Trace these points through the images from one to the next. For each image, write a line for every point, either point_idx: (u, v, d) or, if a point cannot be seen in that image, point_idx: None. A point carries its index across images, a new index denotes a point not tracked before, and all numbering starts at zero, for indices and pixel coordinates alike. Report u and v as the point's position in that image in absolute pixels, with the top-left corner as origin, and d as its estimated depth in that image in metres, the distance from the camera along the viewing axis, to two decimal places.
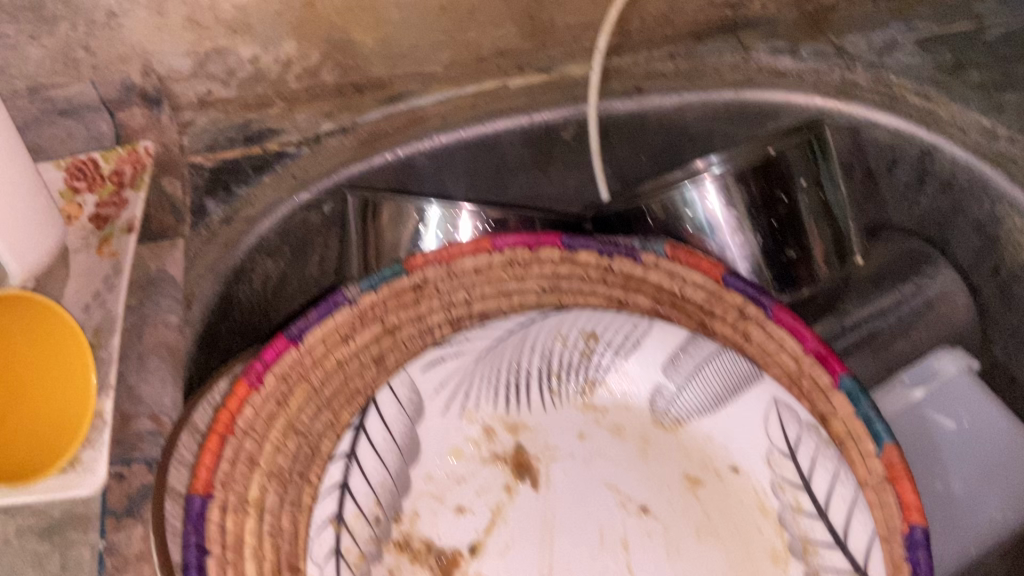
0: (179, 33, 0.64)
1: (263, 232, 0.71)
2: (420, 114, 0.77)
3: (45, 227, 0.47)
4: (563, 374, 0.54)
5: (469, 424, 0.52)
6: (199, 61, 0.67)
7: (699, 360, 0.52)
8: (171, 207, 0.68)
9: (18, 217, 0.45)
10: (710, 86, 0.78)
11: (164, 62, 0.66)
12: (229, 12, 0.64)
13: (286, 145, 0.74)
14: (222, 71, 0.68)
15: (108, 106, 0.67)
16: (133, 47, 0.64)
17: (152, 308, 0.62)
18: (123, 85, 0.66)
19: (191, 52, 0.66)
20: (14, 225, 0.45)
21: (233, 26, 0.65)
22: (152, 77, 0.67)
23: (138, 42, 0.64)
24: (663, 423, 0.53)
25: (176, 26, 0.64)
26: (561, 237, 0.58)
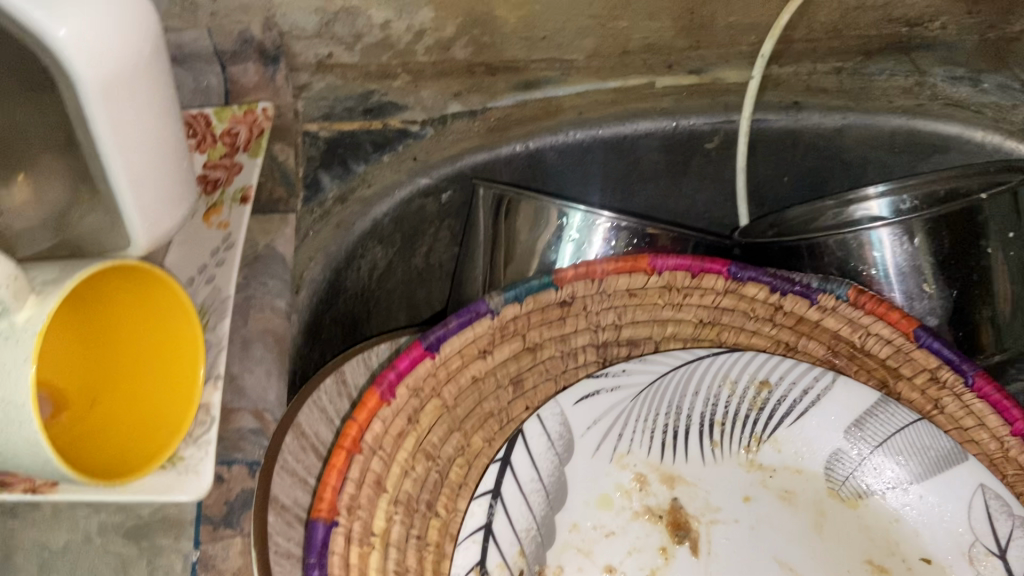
0: None
1: (379, 217, 0.64)
2: (555, 104, 0.70)
3: (160, 159, 0.38)
4: (727, 423, 0.47)
5: (619, 470, 0.46)
6: (326, 20, 0.61)
7: (891, 429, 0.46)
8: (281, 176, 0.62)
9: (153, 162, 0.38)
10: (873, 109, 0.71)
11: (289, 17, 0.60)
12: None
13: (409, 123, 0.67)
14: (348, 33, 0.62)
15: (221, 59, 0.61)
16: None
17: (259, 289, 0.56)
18: (242, 38, 0.60)
19: (320, 9, 0.60)
20: (131, 133, 0.35)
21: None
22: (273, 32, 0.61)
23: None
24: (841, 494, 0.46)
25: None
26: (729, 266, 0.51)
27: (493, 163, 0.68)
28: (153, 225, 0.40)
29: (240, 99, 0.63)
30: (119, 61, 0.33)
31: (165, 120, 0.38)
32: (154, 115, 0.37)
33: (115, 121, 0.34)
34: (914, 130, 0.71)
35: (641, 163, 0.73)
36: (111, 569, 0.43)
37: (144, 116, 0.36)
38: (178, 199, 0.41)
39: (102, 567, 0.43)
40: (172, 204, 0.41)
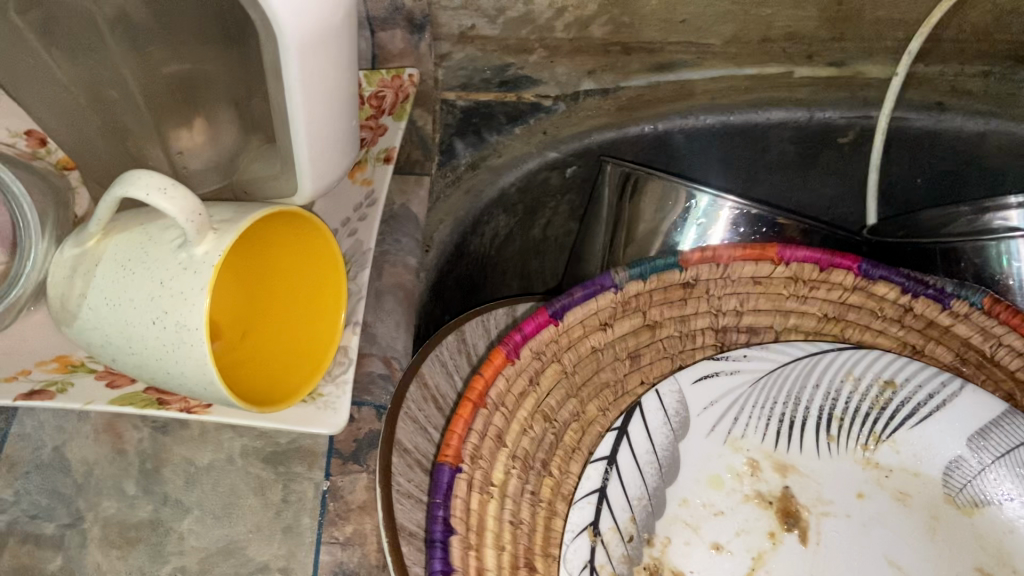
0: None
1: (506, 186, 0.66)
2: (687, 88, 0.70)
3: (334, 112, 0.41)
4: (845, 419, 0.47)
5: (732, 453, 0.46)
6: None
7: (1015, 441, 0.45)
8: (419, 139, 0.65)
9: (328, 116, 0.41)
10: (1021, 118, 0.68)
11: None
12: None
13: (543, 98, 0.69)
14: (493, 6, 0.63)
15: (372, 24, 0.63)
16: None
17: (393, 247, 0.58)
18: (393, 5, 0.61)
19: None
20: (317, 88, 0.38)
21: None
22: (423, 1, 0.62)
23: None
24: (958, 502, 0.46)
25: None
26: (860, 263, 0.51)
27: (621, 143, 0.70)
28: (319, 169, 0.43)
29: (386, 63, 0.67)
30: (320, 21, 0.35)
31: (344, 78, 0.40)
32: (337, 71, 0.39)
33: (306, 78, 0.37)
34: None
35: (769, 154, 0.73)
36: (250, 489, 0.47)
37: (329, 73, 0.38)
38: (342, 147, 0.44)
39: (242, 487, 0.47)
40: (336, 150, 0.44)
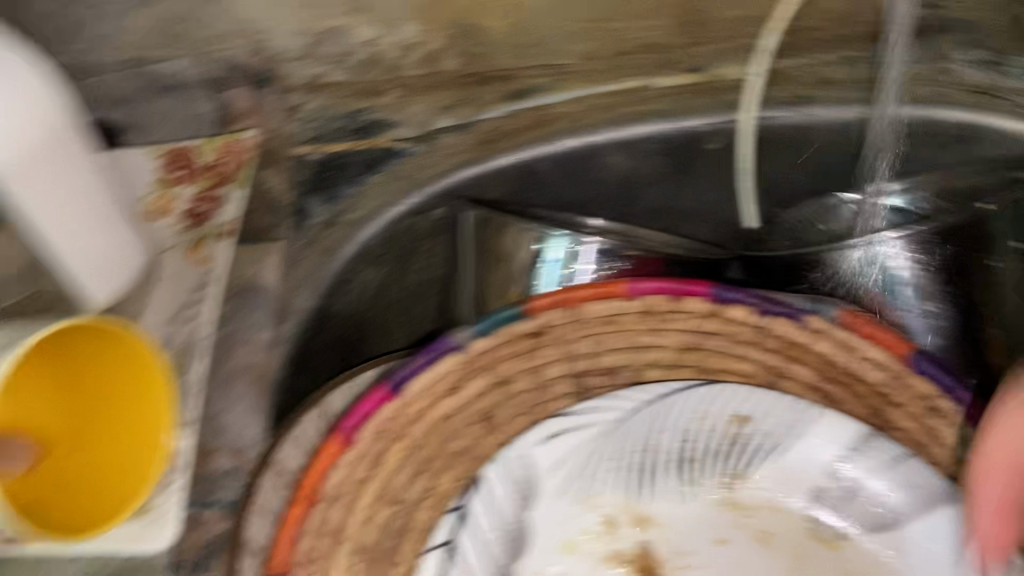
0: (294, 11, 0.62)
1: (366, 240, 0.64)
2: (548, 112, 0.68)
3: (88, 223, 0.43)
4: (704, 461, 0.45)
5: (588, 512, 0.44)
6: (313, 40, 0.64)
7: (876, 467, 0.43)
8: (269, 206, 0.61)
9: (82, 227, 0.42)
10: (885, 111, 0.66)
11: (276, 42, 0.64)
12: None
13: (399, 140, 0.67)
14: (336, 52, 0.65)
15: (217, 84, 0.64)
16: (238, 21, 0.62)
17: (240, 325, 0.55)
18: (230, 63, 0.64)
19: (302, 32, 0.63)
20: (47, 203, 0.40)
21: (356, 6, 0.62)
22: (263, 56, 0.64)
23: (249, 22, 0.62)
24: (822, 535, 0.44)
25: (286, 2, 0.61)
26: (713, 288, 0.49)
27: (484, 178, 0.67)
28: (104, 283, 0.45)
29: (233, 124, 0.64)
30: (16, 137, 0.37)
31: (83, 182, 0.42)
32: (68, 179, 0.41)
33: (29, 193, 0.39)
34: (935, 121, 0.65)
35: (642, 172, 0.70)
36: None
37: (53, 183, 0.40)
38: (125, 258, 0.46)
39: None
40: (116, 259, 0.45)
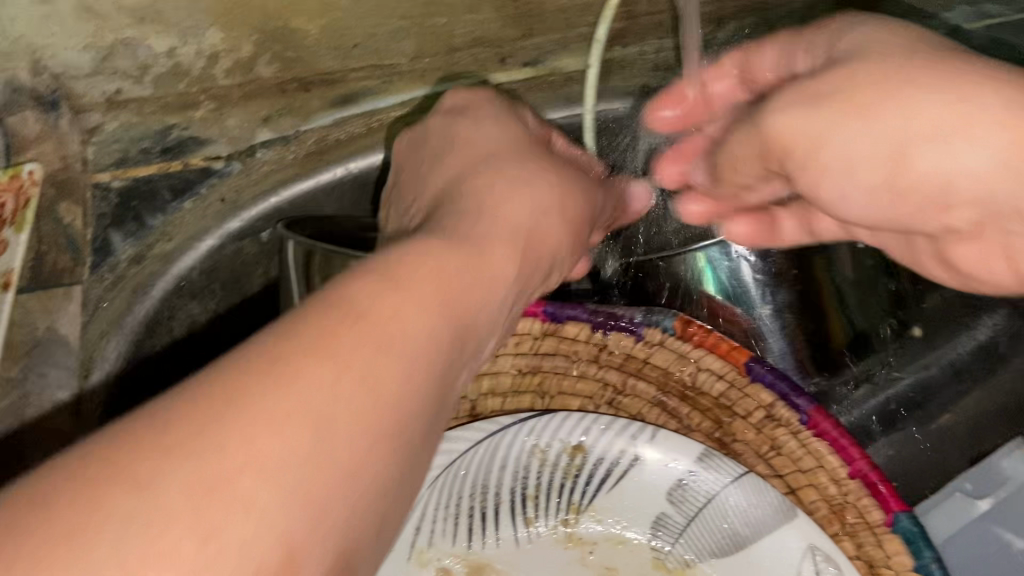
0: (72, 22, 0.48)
1: (184, 272, 0.60)
2: (377, 118, 0.64)
3: None
4: (540, 496, 0.43)
5: (419, 569, 0.41)
6: (101, 56, 0.50)
7: (710, 488, 0.42)
8: (66, 242, 0.55)
9: None
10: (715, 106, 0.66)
11: (58, 57, 0.50)
12: None
13: (212, 159, 0.60)
14: (131, 66, 0.52)
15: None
16: (16, 42, 0.48)
17: (38, 381, 0.53)
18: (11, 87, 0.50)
19: (90, 46, 0.50)
20: None
21: (141, 14, 0.49)
22: (45, 76, 0.51)
23: (20, 33, 0.48)
24: (666, 565, 0.42)
25: (66, 15, 0.47)
26: (546, 306, 0.47)
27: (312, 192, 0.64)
28: None
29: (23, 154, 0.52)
30: None
31: None
32: None
33: None
34: None
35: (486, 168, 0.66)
36: None
37: None
38: None
39: None
40: None
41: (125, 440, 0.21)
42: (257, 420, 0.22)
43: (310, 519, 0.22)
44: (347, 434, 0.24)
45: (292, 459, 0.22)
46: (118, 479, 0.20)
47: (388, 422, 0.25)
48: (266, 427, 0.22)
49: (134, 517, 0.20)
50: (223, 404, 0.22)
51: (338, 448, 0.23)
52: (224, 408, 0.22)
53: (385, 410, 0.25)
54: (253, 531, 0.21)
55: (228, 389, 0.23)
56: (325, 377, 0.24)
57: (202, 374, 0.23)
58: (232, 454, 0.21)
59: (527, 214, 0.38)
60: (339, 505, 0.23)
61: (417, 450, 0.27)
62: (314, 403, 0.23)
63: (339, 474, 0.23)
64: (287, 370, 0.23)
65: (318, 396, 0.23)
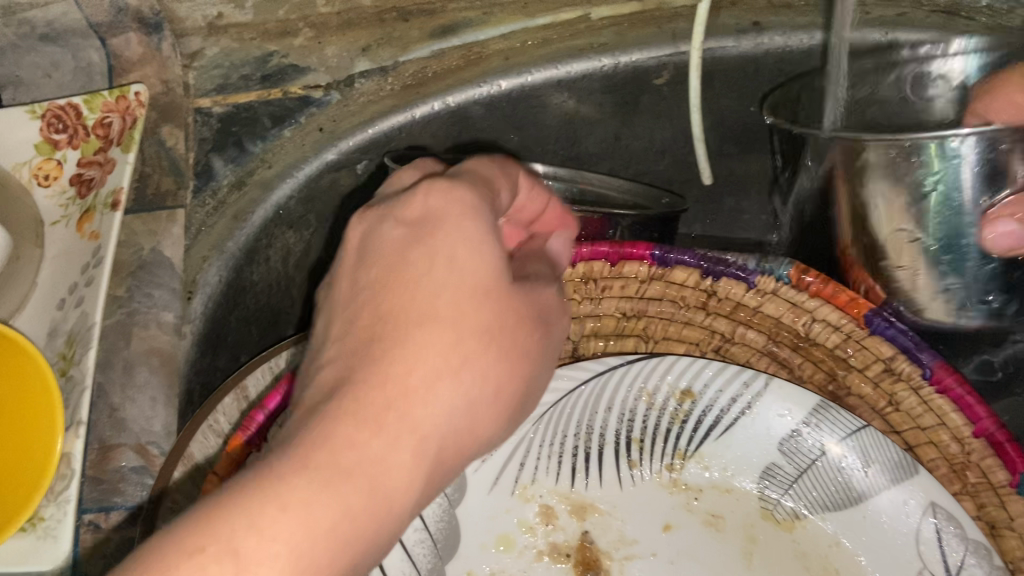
0: None
1: (282, 200, 0.58)
2: (478, 50, 0.62)
3: None
4: (646, 440, 0.42)
5: (523, 504, 0.41)
6: None
7: (825, 441, 0.40)
8: (170, 164, 0.56)
9: None
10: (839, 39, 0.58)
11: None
12: None
13: (312, 88, 0.59)
14: None
15: (100, 32, 0.53)
16: None
17: (145, 302, 0.54)
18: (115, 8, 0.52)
19: None
20: None
21: None
22: None
23: None
24: (776, 516, 0.41)
25: None
26: (653, 251, 0.45)
27: (412, 127, 0.61)
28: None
29: (127, 77, 0.55)
30: None
31: None
32: None
33: None
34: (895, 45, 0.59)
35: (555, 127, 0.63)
36: None
37: None
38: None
39: None
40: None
41: (176, 550, 0.26)
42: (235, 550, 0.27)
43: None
44: (322, 541, 0.28)
45: (308, 554, 0.28)
46: (212, 526, 0.27)
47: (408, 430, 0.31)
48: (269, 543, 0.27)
49: None
50: (241, 522, 0.27)
51: (377, 477, 0.30)
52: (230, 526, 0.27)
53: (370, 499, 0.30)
54: None
55: (242, 508, 0.27)
56: (346, 484, 0.29)
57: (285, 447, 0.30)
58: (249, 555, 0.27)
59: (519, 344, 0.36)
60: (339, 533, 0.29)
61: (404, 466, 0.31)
62: (305, 501, 0.28)
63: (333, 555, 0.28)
64: (355, 439, 0.30)
65: (307, 519, 0.28)
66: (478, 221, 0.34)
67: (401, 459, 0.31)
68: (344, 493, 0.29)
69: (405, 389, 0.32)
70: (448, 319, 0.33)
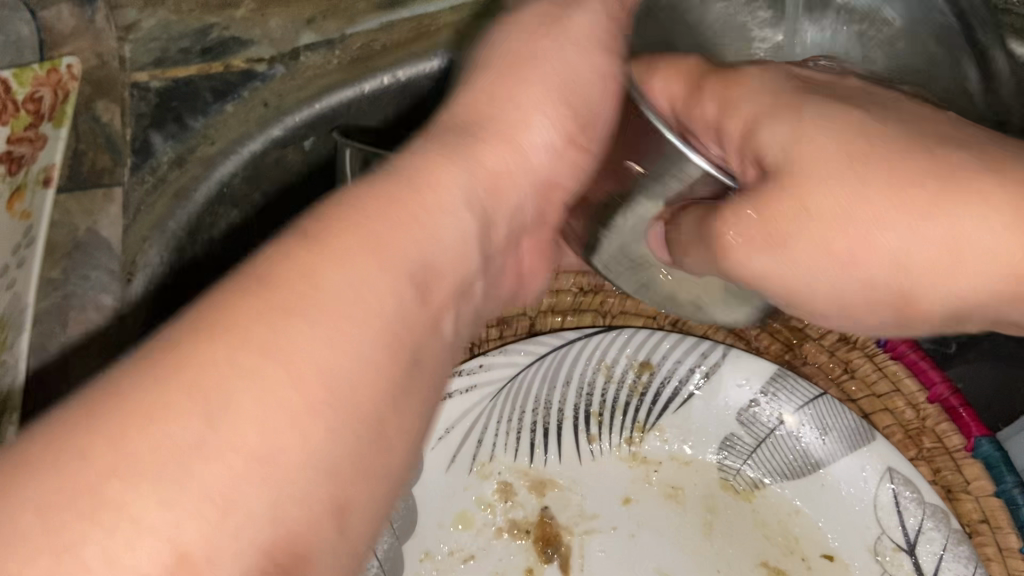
0: None
1: (225, 179, 0.56)
2: (427, 23, 0.60)
3: None
4: (605, 414, 0.45)
5: (485, 481, 0.43)
6: None
7: (779, 411, 0.45)
8: (106, 141, 0.53)
9: None
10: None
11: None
12: None
13: (255, 61, 0.56)
14: None
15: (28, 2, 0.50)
16: None
17: (82, 286, 0.52)
18: None
19: None
20: None
21: None
22: None
23: None
24: (732, 485, 0.44)
25: None
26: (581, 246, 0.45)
27: (362, 102, 0.60)
28: None
29: (58, 50, 0.51)
30: None
31: None
32: None
33: None
34: None
35: None
36: None
37: None
38: None
39: None
40: None
41: (254, 306, 0.25)
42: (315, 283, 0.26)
43: (360, 464, 0.26)
44: (379, 340, 0.27)
45: (367, 356, 0.26)
46: (285, 282, 0.26)
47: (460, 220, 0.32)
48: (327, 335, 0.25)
49: (298, 360, 0.24)
50: (293, 316, 0.25)
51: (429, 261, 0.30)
52: (301, 291, 0.26)
53: (425, 275, 0.29)
54: (282, 441, 0.23)
55: (285, 304, 0.25)
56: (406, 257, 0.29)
57: (334, 206, 0.29)
58: (297, 361, 0.24)
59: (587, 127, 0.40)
60: (398, 313, 0.28)
61: (444, 265, 0.31)
62: (355, 298, 0.26)
63: (394, 362, 0.27)
64: (405, 220, 0.30)
65: (361, 313, 0.26)
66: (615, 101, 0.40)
67: (444, 268, 0.30)
68: (403, 294, 0.28)
69: (523, 150, 0.37)
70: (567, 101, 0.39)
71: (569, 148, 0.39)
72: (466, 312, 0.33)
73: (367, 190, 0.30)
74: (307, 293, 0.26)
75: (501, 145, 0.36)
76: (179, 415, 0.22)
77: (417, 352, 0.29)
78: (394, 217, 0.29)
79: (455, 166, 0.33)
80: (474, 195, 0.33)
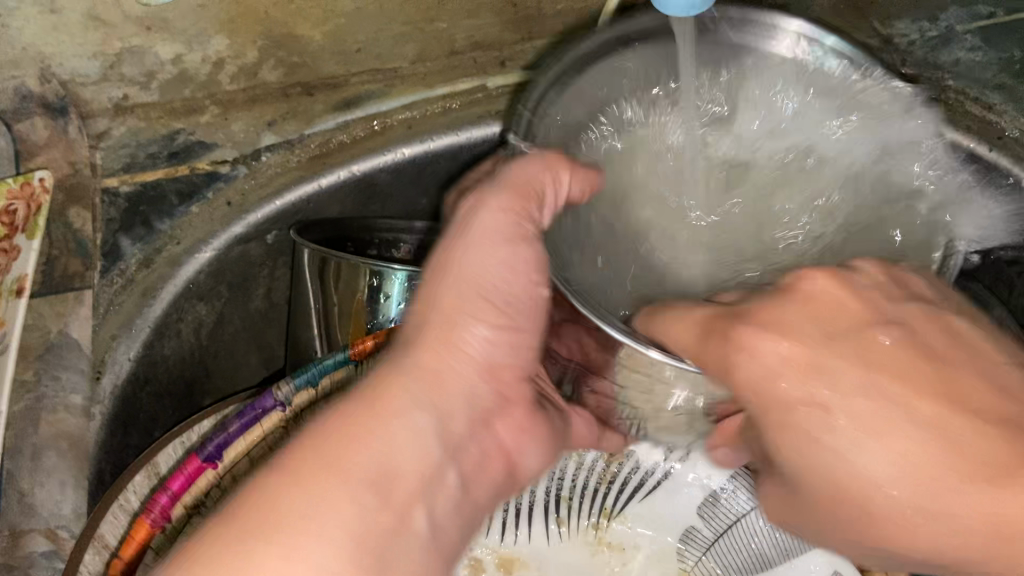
0: (81, 32, 0.51)
1: (191, 277, 0.60)
2: (381, 120, 0.64)
3: None
4: (572, 497, 0.53)
5: (457, 560, 0.52)
6: (109, 63, 0.53)
7: (740, 510, 0.52)
8: (77, 246, 0.56)
9: None
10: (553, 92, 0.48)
11: (66, 65, 0.52)
12: (139, 6, 0.50)
13: (218, 163, 0.60)
14: (139, 73, 0.54)
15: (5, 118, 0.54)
16: (27, 50, 0.51)
17: (52, 387, 0.55)
18: (18, 93, 0.53)
19: (99, 54, 0.52)
20: None
21: (146, 23, 0.51)
22: (52, 82, 0.53)
23: (32, 42, 0.51)
24: (690, 574, 0.52)
25: (76, 24, 0.50)
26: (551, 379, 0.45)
27: (320, 196, 0.64)
28: None
29: (32, 159, 0.55)
30: None
31: None
32: None
33: None
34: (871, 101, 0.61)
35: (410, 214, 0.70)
36: None
37: None
38: None
39: None
40: None
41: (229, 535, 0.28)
42: (284, 509, 0.29)
43: None
44: (337, 546, 0.29)
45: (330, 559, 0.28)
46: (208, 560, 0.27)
47: (415, 461, 0.32)
48: (328, 481, 0.30)
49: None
50: (270, 533, 0.28)
51: (397, 481, 0.31)
52: (260, 522, 0.28)
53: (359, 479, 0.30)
54: None
55: (218, 573, 0.27)
56: (359, 464, 0.31)
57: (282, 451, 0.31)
58: (270, 571, 0.27)
59: (485, 268, 0.39)
60: (357, 530, 0.29)
61: (393, 495, 0.31)
62: (310, 512, 0.29)
63: (351, 557, 0.29)
64: (380, 446, 0.32)
65: (324, 529, 0.29)
66: (531, 244, 0.40)
67: (441, 543, 0.33)
68: (424, 438, 0.33)
69: (456, 351, 0.37)
70: (492, 297, 0.38)
71: (507, 334, 0.39)
72: (443, 505, 0.34)
73: (335, 414, 0.32)
74: (279, 504, 0.29)
75: (442, 349, 0.36)
76: (269, 555, 0.27)
77: (368, 552, 0.29)
78: (339, 470, 0.30)
79: (409, 374, 0.35)
80: (427, 399, 0.34)
